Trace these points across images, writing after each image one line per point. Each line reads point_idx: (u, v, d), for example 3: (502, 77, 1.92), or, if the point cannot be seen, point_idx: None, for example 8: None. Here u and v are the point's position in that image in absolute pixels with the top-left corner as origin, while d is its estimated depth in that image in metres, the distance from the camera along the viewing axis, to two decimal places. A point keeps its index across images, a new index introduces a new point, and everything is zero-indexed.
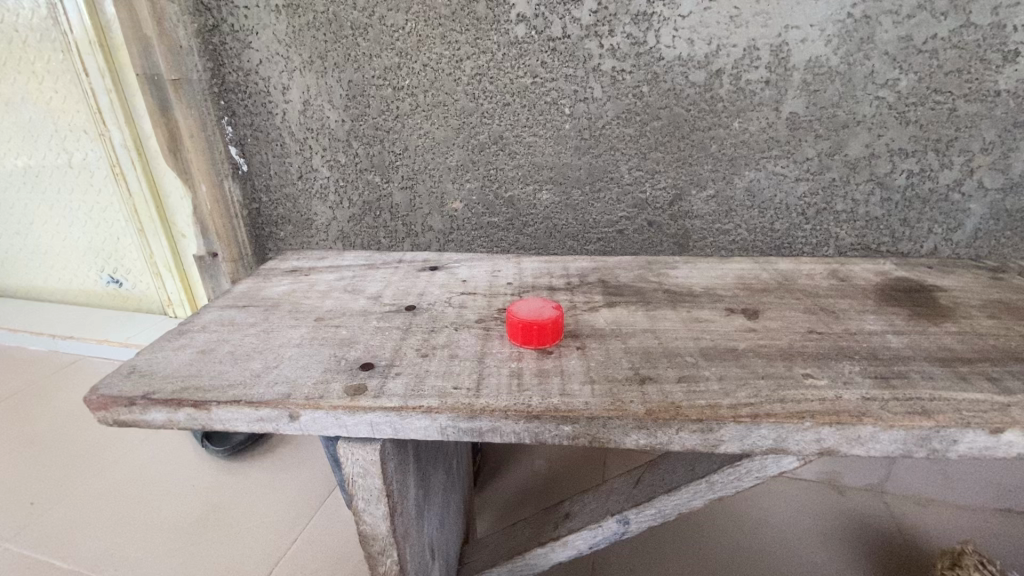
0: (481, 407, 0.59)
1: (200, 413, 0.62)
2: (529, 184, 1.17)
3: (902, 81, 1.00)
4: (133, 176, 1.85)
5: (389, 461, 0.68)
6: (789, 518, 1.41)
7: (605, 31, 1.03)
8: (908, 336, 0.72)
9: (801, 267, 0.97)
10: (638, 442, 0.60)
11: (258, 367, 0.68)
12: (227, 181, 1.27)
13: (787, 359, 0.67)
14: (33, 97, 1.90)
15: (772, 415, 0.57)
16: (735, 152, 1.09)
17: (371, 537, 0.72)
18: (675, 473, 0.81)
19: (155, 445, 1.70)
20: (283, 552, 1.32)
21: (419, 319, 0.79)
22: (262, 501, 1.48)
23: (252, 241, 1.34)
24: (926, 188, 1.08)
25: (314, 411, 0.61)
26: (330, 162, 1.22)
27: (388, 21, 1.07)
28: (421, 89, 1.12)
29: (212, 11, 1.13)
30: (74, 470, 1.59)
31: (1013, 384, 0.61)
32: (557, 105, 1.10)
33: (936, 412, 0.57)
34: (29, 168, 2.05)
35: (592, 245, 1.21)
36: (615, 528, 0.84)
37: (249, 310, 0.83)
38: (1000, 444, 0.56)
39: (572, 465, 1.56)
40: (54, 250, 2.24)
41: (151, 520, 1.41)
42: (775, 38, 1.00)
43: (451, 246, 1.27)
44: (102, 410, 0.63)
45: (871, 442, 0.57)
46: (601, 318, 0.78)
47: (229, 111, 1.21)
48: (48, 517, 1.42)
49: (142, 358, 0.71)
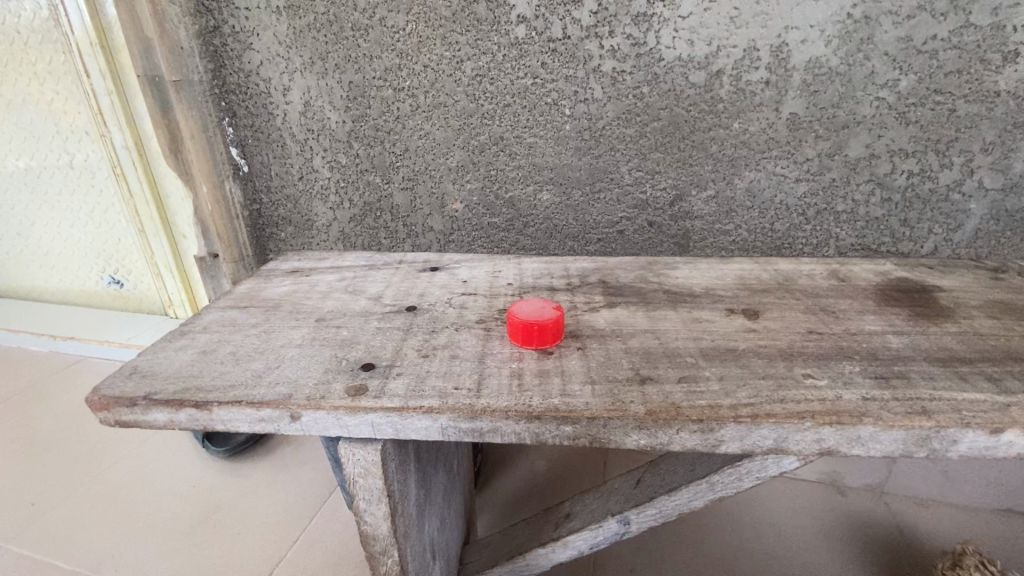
0: (482, 407, 0.59)
1: (201, 413, 0.62)
2: (529, 184, 1.17)
3: (902, 81, 1.00)
4: (134, 177, 1.85)
5: (390, 461, 0.68)
6: (789, 518, 1.42)
7: (605, 32, 1.03)
8: (908, 336, 0.72)
9: (801, 267, 0.97)
10: (639, 442, 0.60)
11: (260, 368, 0.68)
12: (227, 182, 1.27)
13: (787, 359, 0.67)
14: (35, 99, 1.90)
15: (772, 415, 0.57)
16: (735, 152, 1.09)
17: (371, 537, 0.72)
18: (675, 474, 0.81)
19: (155, 445, 1.70)
20: (284, 552, 1.32)
21: (420, 320, 0.79)
22: (263, 502, 1.48)
23: (253, 242, 1.34)
24: (926, 189, 1.08)
25: (315, 412, 0.61)
26: (330, 163, 1.22)
27: (388, 23, 1.07)
28: (422, 90, 1.12)
29: (213, 12, 1.13)
30: (74, 470, 1.59)
31: (1013, 384, 0.61)
32: (557, 106, 1.10)
33: (936, 412, 0.57)
34: (30, 170, 2.05)
35: (592, 245, 1.21)
36: (615, 529, 0.84)
37: (250, 311, 0.83)
38: (1000, 443, 0.56)
39: (572, 466, 1.57)
40: (55, 251, 2.24)
41: (152, 521, 1.41)
42: (775, 38, 1.00)
43: (452, 246, 1.27)
44: (104, 410, 0.63)
45: (871, 442, 0.57)
46: (601, 318, 0.78)
47: (230, 112, 1.22)
48: (49, 518, 1.42)
49: (143, 358, 0.71)
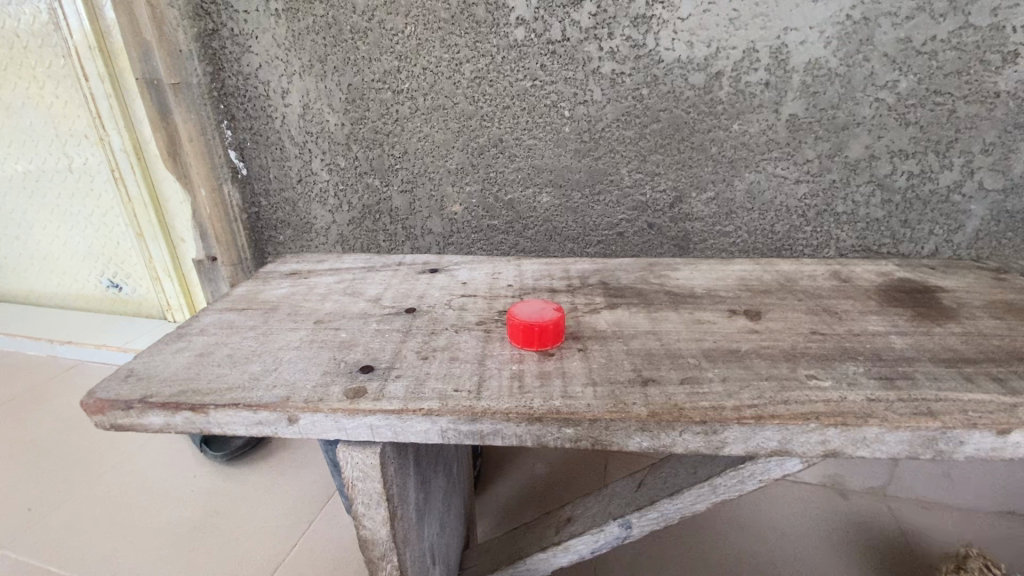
0: (482, 410, 0.59)
1: (198, 416, 0.61)
2: (528, 187, 1.17)
3: (901, 82, 1.00)
4: (132, 181, 1.84)
5: (389, 464, 0.67)
6: (791, 520, 1.41)
7: (604, 34, 1.03)
8: (911, 337, 0.71)
9: (802, 268, 0.96)
10: (641, 444, 0.59)
11: (258, 370, 0.67)
12: (226, 185, 1.26)
13: (791, 360, 0.66)
14: (34, 102, 1.90)
15: (776, 417, 0.56)
16: (736, 154, 1.09)
17: (371, 542, 0.71)
18: (678, 476, 0.80)
19: (153, 450, 1.69)
20: (283, 557, 1.31)
21: (419, 322, 0.78)
22: (262, 505, 1.47)
23: (252, 244, 1.33)
24: (926, 190, 1.07)
25: (313, 415, 0.60)
26: (329, 166, 1.22)
27: (388, 25, 1.07)
28: (421, 93, 1.12)
29: (212, 15, 1.13)
30: (72, 475, 1.58)
31: (1019, 384, 0.61)
32: (557, 108, 1.10)
33: (942, 413, 0.56)
34: (28, 173, 2.04)
35: (592, 247, 1.21)
36: (617, 532, 0.83)
37: (248, 313, 0.83)
38: (1006, 444, 0.56)
39: (572, 469, 1.55)
40: (53, 255, 2.23)
41: (149, 527, 1.39)
42: (775, 40, 1.00)
43: (451, 248, 1.26)
44: (99, 413, 0.62)
45: (877, 444, 0.56)
46: (603, 319, 0.78)
47: (228, 115, 1.21)
48: (45, 523, 1.41)
49: (139, 361, 0.70)
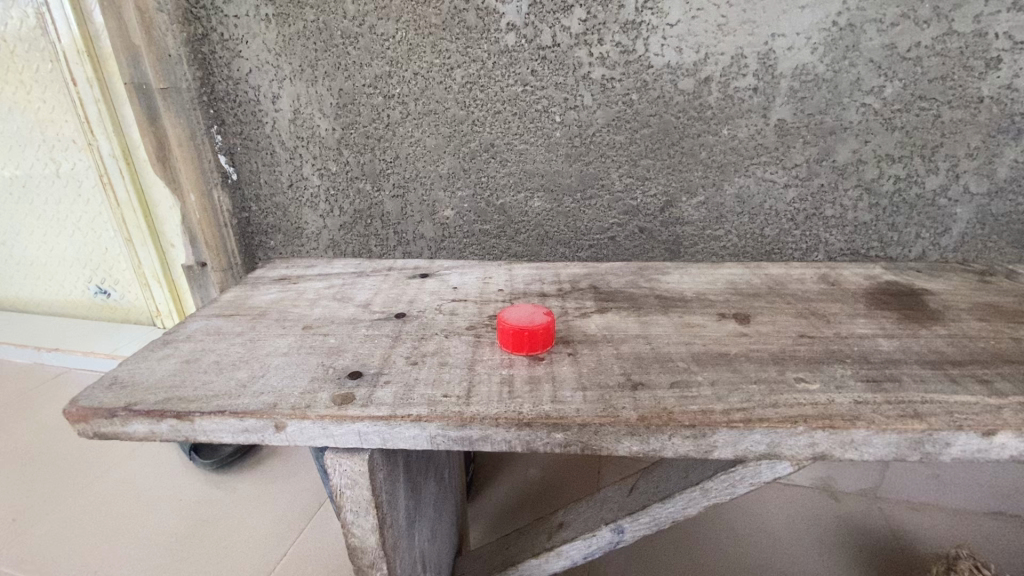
0: (471, 415, 0.58)
1: (183, 424, 0.60)
2: (520, 191, 1.17)
3: (887, 87, 1.01)
4: (121, 186, 1.83)
5: (378, 472, 0.66)
6: (785, 523, 1.41)
7: (593, 39, 1.03)
8: (898, 339, 0.72)
9: (790, 272, 0.97)
10: (631, 449, 0.59)
11: (244, 377, 0.66)
12: (215, 190, 1.25)
13: (779, 363, 0.66)
14: (21, 107, 1.88)
15: (766, 420, 0.57)
16: (725, 159, 1.10)
17: (360, 550, 0.70)
18: (669, 480, 0.80)
19: (142, 460, 1.67)
20: (274, 564, 1.30)
21: (409, 327, 0.78)
22: (254, 514, 1.45)
23: (241, 250, 1.32)
24: (913, 193, 1.09)
25: (300, 421, 0.59)
26: (319, 171, 1.21)
27: (377, 30, 1.07)
28: (412, 98, 1.12)
29: (201, 20, 1.12)
30: (59, 484, 1.56)
31: (1004, 386, 0.61)
32: (547, 113, 1.10)
33: (928, 415, 0.57)
34: (16, 179, 2.02)
35: (584, 251, 1.21)
36: (610, 537, 0.82)
37: (236, 319, 0.82)
38: (992, 446, 0.56)
39: (566, 475, 1.55)
40: (40, 261, 2.21)
41: (138, 534, 1.38)
42: (762, 45, 1.01)
43: (443, 254, 1.26)
44: (82, 422, 0.61)
45: (865, 446, 0.56)
46: (593, 323, 0.78)
47: (218, 120, 1.20)
48: (30, 533, 1.39)
49: (123, 368, 0.69)
